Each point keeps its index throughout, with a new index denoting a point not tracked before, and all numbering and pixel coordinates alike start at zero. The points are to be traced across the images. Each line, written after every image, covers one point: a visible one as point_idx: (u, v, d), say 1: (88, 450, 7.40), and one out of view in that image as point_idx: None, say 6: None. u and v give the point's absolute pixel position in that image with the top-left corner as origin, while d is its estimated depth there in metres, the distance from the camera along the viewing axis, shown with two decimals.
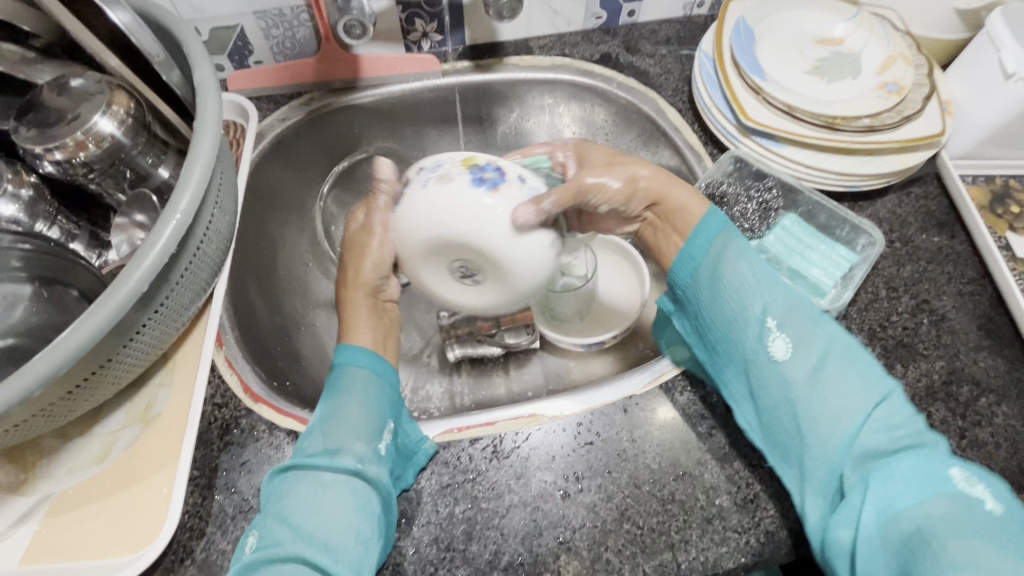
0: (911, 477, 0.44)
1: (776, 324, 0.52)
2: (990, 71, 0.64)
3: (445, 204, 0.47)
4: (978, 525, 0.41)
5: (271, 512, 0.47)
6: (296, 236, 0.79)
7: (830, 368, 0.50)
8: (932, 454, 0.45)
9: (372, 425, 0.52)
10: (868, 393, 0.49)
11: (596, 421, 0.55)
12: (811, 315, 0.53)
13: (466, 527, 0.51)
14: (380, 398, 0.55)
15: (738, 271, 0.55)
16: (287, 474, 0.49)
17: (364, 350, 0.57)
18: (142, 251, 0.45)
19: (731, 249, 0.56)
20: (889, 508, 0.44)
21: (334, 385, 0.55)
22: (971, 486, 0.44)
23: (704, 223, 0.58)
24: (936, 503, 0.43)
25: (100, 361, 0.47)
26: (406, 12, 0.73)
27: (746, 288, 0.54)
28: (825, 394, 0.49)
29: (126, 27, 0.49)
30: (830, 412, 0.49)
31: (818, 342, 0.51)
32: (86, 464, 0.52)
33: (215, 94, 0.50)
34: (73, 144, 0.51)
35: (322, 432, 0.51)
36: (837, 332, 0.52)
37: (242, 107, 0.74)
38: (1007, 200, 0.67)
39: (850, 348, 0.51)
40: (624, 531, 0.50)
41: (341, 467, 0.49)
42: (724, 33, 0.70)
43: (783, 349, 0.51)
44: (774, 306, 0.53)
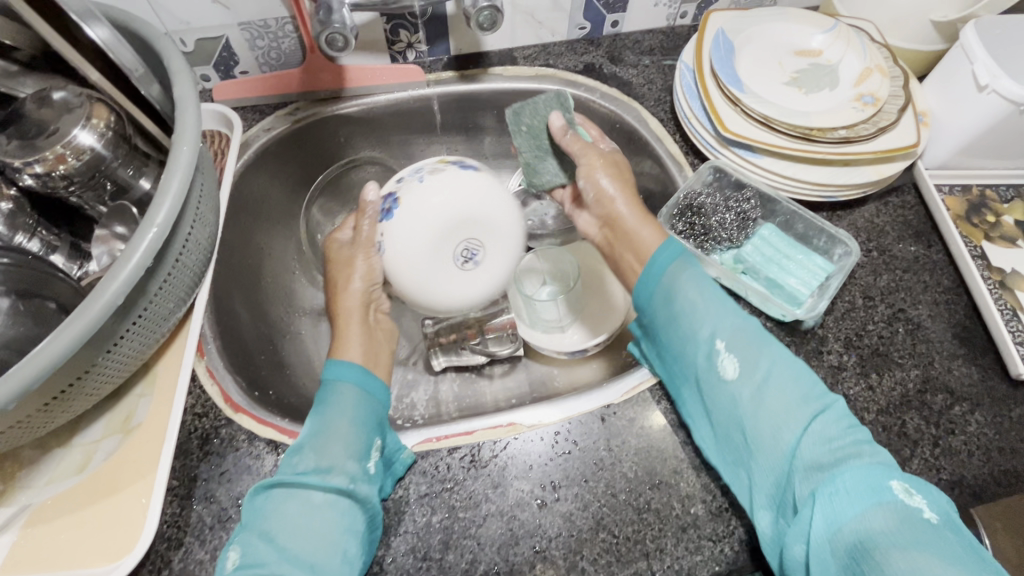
0: (852, 489, 0.42)
1: (725, 346, 0.51)
2: (963, 83, 0.65)
3: (446, 186, 0.58)
4: (916, 536, 0.39)
5: (255, 527, 0.46)
6: (282, 245, 0.80)
7: (774, 386, 0.48)
8: (870, 463, 0.43)
9: (363, 442, 0.51)
10: (808, 409, 0.47)
11: (574, 430, 0.56)
12: (757, 334, 0.51)
13: (444, 537, 0.51)
14: (370, 414, 0.54)
15: (686, 291, 0.54)
16: (274, 494, 0.48)
17: (355, 366, 0.56)
18: (119, 263, 0.45)
19: (685, 271, 0.55)
20: (837, 518, 0.41)
21: (322, 402, 0.54)
22: (910, 496, 0.41)
23: (658, 251, 0.57)
24: (878, 513, 0.40)
25: (79, 372, 0.48)
26: (391, 23, 0.74)
27: (699, 310, 0.53)
28: (767, 413, 0.48)
29: (104, 42, 0.50)
30: (768, 430, 0.47)
31: (764, 363, 0.49)
32: (66, 474, 0.53)
33: (194, 108, 0.51)
34: (52, 157, 0.52)
35: (310, 450, 0.50)
36: (781, 352, 0.50)
37: (225, 116, 0.75)
38: (983, 209, 0.68)
39: (793, 366, 0.50)
40: (600, 540, 0.51)
41: (333, 487, 0.48)
42: (704, 45, 0.71)
43: (731, 370, 0.50)
44: (723, 327, 0.51)
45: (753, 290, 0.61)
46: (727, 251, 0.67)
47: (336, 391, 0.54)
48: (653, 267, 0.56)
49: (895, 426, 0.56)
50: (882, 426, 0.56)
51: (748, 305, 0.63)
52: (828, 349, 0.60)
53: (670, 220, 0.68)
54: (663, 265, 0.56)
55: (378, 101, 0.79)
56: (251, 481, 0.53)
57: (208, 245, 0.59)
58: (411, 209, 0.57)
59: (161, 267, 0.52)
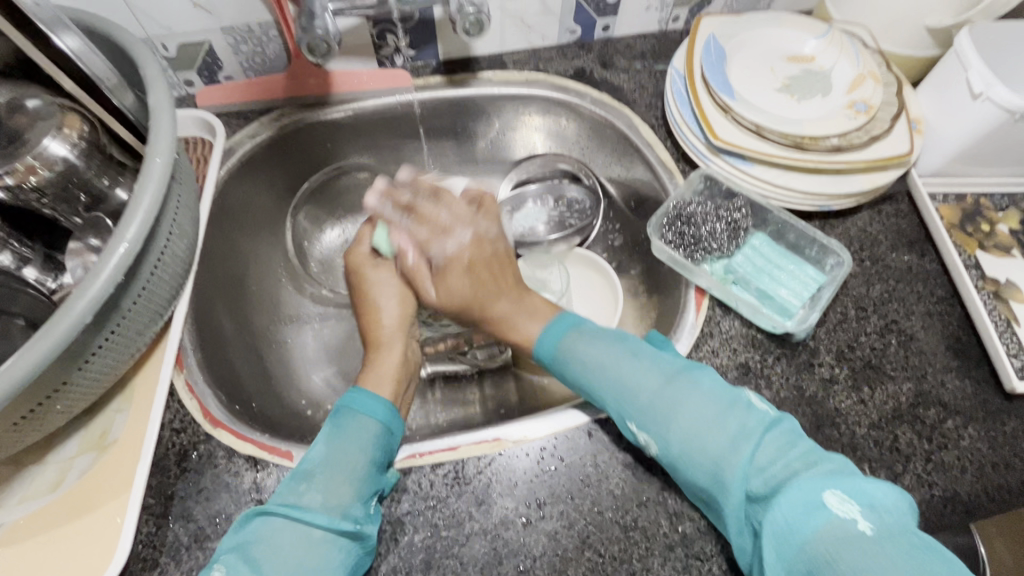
0: (789, 514, 0.40)
1: (636, 423, 0.50)
2: (958, 91, 0.64)
3: None
4: (861, 554, 0.36)
5: (242, 552, 0.45)
6: (267, 252, 0.78)
7: (694, 447, 0.46)
8: (803, 481, 0.41)
9: (373, 483, 0.50)
10: (740, 450, 0.44)
11: (560, 446, 0.55)
12: (671, 387, 0.49)
13: (426, 556, 0.50)
14: (383, 451, 0.52)
15: (586, 363, 0.54)
16: (270, 523, 0.46)
17: (381, 401, 0.55)
18: (87, 280, 0.44)
19: (580, 342, 0.56)
20: (787, 546, 0.39)
21: (340, 428, 0.52)
22: (843, 506, 0.39)
23: (541, 341, 0.58)
24: (820, 534, 0.38)
25: (52, 389, 0.47)
26: (377, 28, 0.72)
27: (604, 384, 0.52)
28: (698, 468, 0.46)
29: (74, 52, 0.50)
30: (704, 483, 0.45)
31: (679, 425, 0.47)
32: (39, 492, 0.52)
33: (169, 119, 0.49)
34: (23, 169, 0.51)
35: (318, 484, 0.49)
36: (696, 394, 0.48)
37: (207, 122, 0.74)
38: (978, 218, 0.67)
39: (708, 406, 0.47)
40: (585, 559, 0.50)
41: (337, 527, 0.46)
42: (695, 51, 0.70)
43: (649, 443, 0.49)
44: (631, 401, 0.50)
45: (745, 302, 0.60)
46: (717, 261, 0.66)
47: (347, 420, 0.53)
48: (545, 354, 0.58)
49: (887, 441, 0.55)
50: (874, 441, 0.55)
51: (739, 316, 0.62)
52: (819, 362, 0.59)
53: (660, 230, 0.67)
54: (553, 349, 0.57)
55: (365, 106, 0.77)
56: (229, 499, 0.51)
57: (185, 257, 0.58)
58: None
59: (135, 281, 0.51)
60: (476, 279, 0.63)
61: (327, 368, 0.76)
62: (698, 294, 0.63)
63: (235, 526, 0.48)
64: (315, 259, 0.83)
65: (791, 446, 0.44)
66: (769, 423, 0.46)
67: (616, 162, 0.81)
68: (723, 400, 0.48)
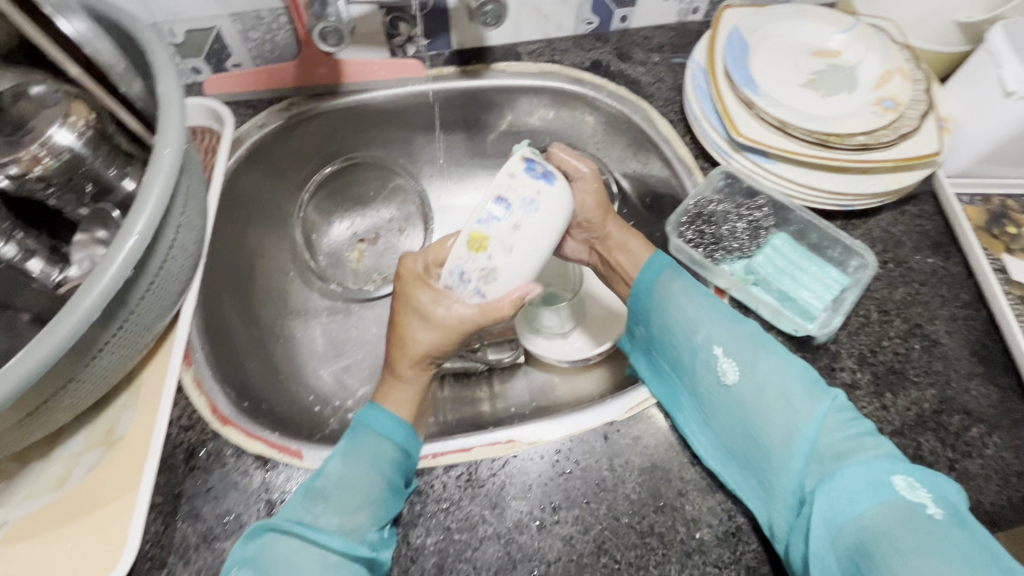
0: (853, 486, 0.42)
1: (723, 351, 0.51)
2: (988, 89, 0.63)
3: (538, 236, 0.51)
4: (920, 538, 0.38)
5: (259, 571, 0.44)
6: (275, 245, 0.77)
7: (774, 389, 0.48)
8: (871, 460, 0.43)
9: (390, 507, 0.48)
10: (816, 406, 0.47)
11: (575, 448, 0.53)
12: (758, 335, 0.51)
13: (438, 560, 0.49)
14: (401, 474, 0.50)
15: (682, 292, 0.55)
16: (285, 543, 0.45)
17: (391, 416, 0.53)
18: (94, 275, 0.42)
19: (677, 276, 0.57)
20: (839, 518, 0.42)
21: (354, 444, 0.51)
22: (912, 492, 0.41)
23: (642, 271, 0.59)
24: (879, 512, 0.40)
25: (60, 384, 0.46)
26: (390, 15, 0.70)
27: (696, 316, 0.54)
28: (772, 412, 0.48)
29: (80, 33, 0.51)
30: (777, 434, 0.47)
31: (764, 366, 0.49)
32: (44, 489, 0.51)
33: (178, 107, 0.48)
34: (28, 158, 0.50)
35: (335, 507, 0.47)
36: (781, 351, 0.50)
37: (215, 111, 0.72)
38: (1005, 220, 0.65)
39: (795, 364, 0.49)
40: (600, 565, 0.49)
41: (353, 553, 0.45)
42: (717, 44, 0.68)
43: (731, 374, 0.50)
44: (722, 333, 0.52)
45: (764, 303, 0.59)
46: (737, 261, 0.64)
47: (363, 436, 0.51)
48: (652, 269, 0.58)
49: (910, 448, 0.54)
50: (896, 448, 0.54)
51: (758, 317, 0.61)
52: (841, 366, 0.58)
53: (680, 227, 0.66)
54: (656, 270, 0.58)
55: (376, 96, 0.76)
56: (238, 498, 0.50)
57: (194, 250, 0.57)
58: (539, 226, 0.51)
59: (144, 274, 0.49)
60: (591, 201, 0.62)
61: (335, 363, 0.75)
62: (716, 293, 0.63)
63: (244, 537, 0.46)
64: (324, 252, 0.82)
65: (856, 423, 0.47)
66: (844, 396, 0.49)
67: (631, 157, 0.79)
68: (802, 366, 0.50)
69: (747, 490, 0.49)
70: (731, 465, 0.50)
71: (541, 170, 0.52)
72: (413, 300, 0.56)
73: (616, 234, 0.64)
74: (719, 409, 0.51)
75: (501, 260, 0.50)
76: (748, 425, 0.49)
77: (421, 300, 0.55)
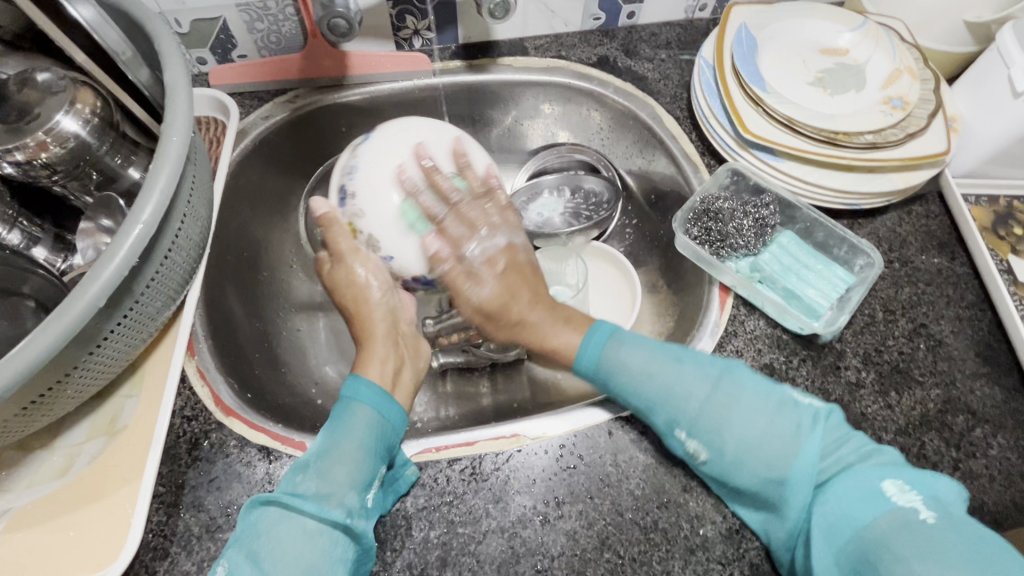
0: (846, 498, 0.43)
1: (687, 432, 0.49)
2: (998, 89, 0.62)
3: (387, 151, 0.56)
4: (919, 543, 0.39)
5: (245, 545, 0.43)
6: (279, 238, 0.77)
7: (750, 454, 0.46)
8: (859, 470, 0.44)
9: (371, 472, 0.47)
10: (797, 454, 0.46)
11: (579, 443, 0.53)
12: (721, 392, 0.49)
13: (441, 553, 0.49)
14: (381, 441, 0.49)
15: (631, 370, 0.51)
16: (269, 514, 0.44)
17: (373, 385, 0.52)
18: (101, 262, 0.42)
19: (621, 347, 0.53)
20: (839, 529, 0.42)
21: (337, 419, 0.50)
22: (903, 496, 0.42)
23: (584, 349, 0.54)
24: (879, 522, 0.41)
25: (65, 371, 0.46)
26: (397, 8, 0.70)
27: (654, 398, 0.50)
28: (754, 476, 0.46)
29: (88, 22, 0.49)
30: (765, 490, 0.46)
31: (731, 434, 0.47)
32: (47, 478, 0.51)
33: (186, 95, 0.47)
34: (34, 145, 0.49)
35: (314, 473, 0.46)
36: (751, 407, 0.48)
37: (222, 104, 0.72)
38: (1010, 221, 0.65)
39: (765, 418, 0.47)
40: (604, 560, 0.49)
41: (329, 518, 0.44)
42: (725, 40, 0.68)
43: (701, 452, 0.48)
44: (682, 413, 0.49)
45: (770, 301, 0.59)
46: (743, 258, 0.64)
47: (341, 410, 0.50)
48: (586, 363, 0.54)
49: (914, 448, 0.54)
50: (901, 447, 0.54)
51: (764, 316, 0.60)
52: (845, 365, 0.57)
53: (686, 224, 0.66)
54: (598, 352, 0.53)
55: (381, 89, 0.75)
56: (241, 489, 0.50)
57: (199, 240, 0.56)
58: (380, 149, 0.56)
59: (150, 263, 0.49)
60: (505, 284, 0.57)
61: (338, 357, 0.75)
62: (722, 291, 0.62)
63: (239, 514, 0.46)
64: None
65: (840, 441, 0.47)
66: (822, 413, 0.48)
67: (637, 153, 0.79)
68: (770, 405, 0.48)
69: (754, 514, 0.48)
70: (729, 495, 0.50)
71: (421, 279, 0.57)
72: (365, 285, 0.57)
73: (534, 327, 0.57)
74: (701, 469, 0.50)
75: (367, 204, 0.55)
76: (731, 484, 0.48)
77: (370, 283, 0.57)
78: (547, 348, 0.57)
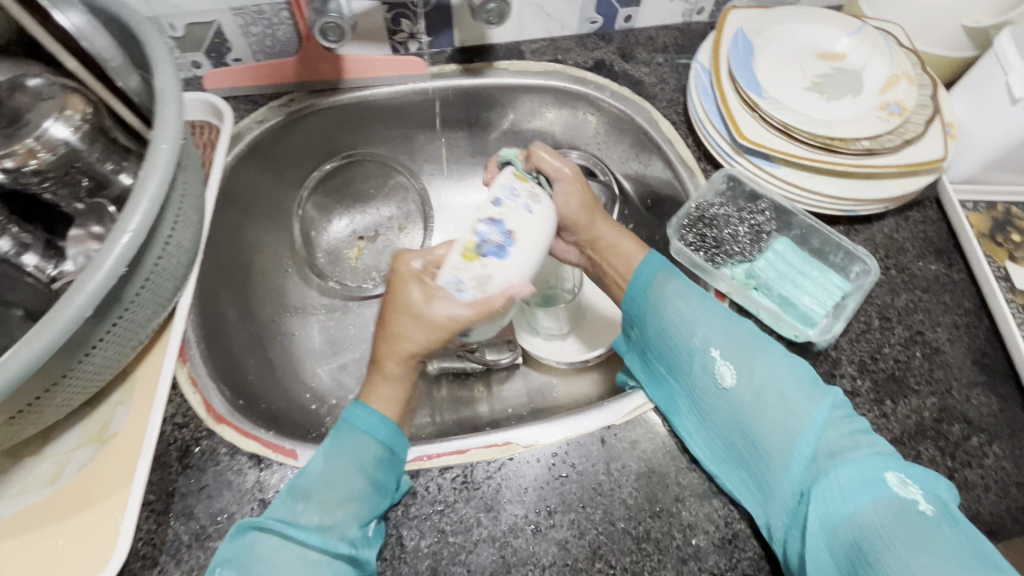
0: (847, 484, 0.42)
1: (720, 354, 0.51)
2: (997, 95, 0.61)
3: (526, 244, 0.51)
4: (910, 535, 0.39)
5: (241, 568, 0.43)
6: (273, 243, 0.77)
7: (773, 396, 0.48)
8: (866, 457, 0.43)
9: (374, 505, 0.48)
10: (816, 406, 0.47)
11: (572, 452, 0.53)
12: (754, 338, 0.51)
13: (432, 562, 0.49)
14: (388, 473, 0.49)
15: (673, 301, 0.55)
16: (266, 541, 0.44)
17: (387, 420, 0.52)
18: (88, 271, 0.42)
19: (671, 280, 0.57)
20: (834, 515, 0.42)
21: (339, 442, 0.50)
22: (904, 488, 0.41)
23: (641, 266, 0.59)
24: (874, 508, 0.41)
25: (52, 381, 0.45)
26: (392, 12, 0.70)
27: (691, 321, 0.53)
28: (772, 418, 0.47)
29: (75, 28, 0.49)
30: (777, 439, 0.47)
31: (762, 369, 0.49)
32: (38, 485, 0.51)
33: (175, 103, 0.47)
34: (23, 152, 0.49)
35: (316, 504, 0.47)
36: (782, 354, 0.50)
37: (215, 106, 0.71)
38: (1009, 227, 0.65)
39: (791, 367, 0.49)
40: (596, 570, 0.48)
41: (332, 550, 0.44)
42: (722, 44, 0.67)
43: (728, 377, 0.50)
44: (718, 338, 0.51)
45: (765, 308, 0.59)
46: (739, 265, 0.63)
47: (347, 434, 0.51)
48: (643, 273, 0.58)
49: (909, 457, 0.53)
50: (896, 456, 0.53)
51: (758, 322, 0.60)
52: (840, 373, 0.57)
53: (680, 231, 0.65)
54: (647, 277, 0.58)
55: (378, 92, 0.75)
56: (232, 497, 0.50)
57: (190, 246, 0.56)
58: (516, 260, 0.50)
59: (139, 272, 0.49)
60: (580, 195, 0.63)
61: (331, 361, 0.75)
62: (717, 297, 0.62)
63: (230, 535, 0.46)
64: (322, 250, 0.82)
65: (849, 421, 0.47)
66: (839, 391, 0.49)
67: (633, 157, 0.78)
68: (798, 367, 0.50)
69: (745, 491, 0.49)
70: (726, 466, 0.50)
71: (497, 237, 0.50)
72: (405, 299, 0.53)
73: (607, 238, 0.63)
74: (719, 408, 0.50)
75: (495, 268, 0.49)
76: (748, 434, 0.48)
77: (413, 299, 0.53)
78: (610, 252, 0.63)
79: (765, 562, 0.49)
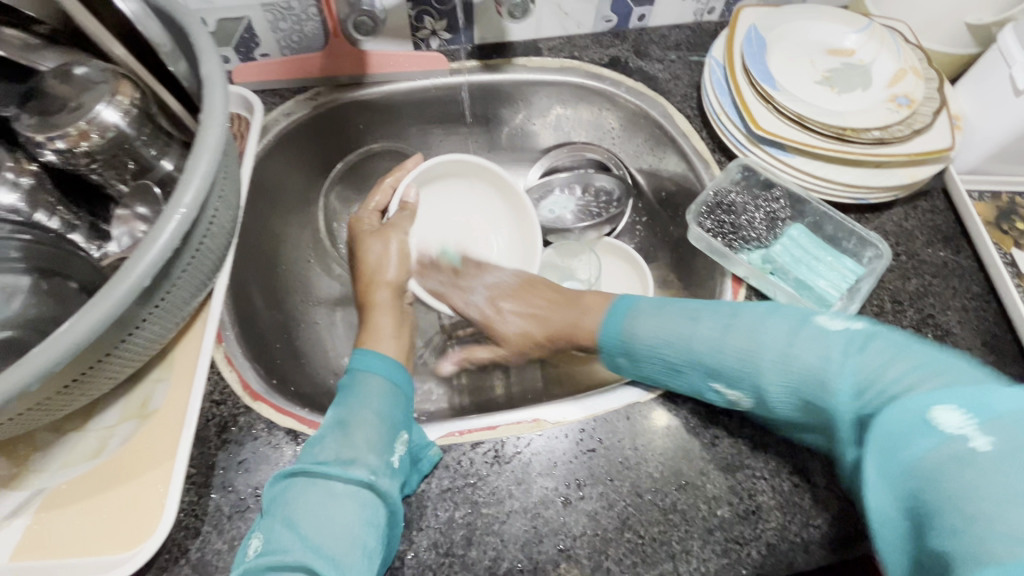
0: (902, 430, 0.40)
1: (720, 376, 0.52)
2: (1002, 87, 0.64)
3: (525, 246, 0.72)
4: (975, 476, 0.36)
5: (276, 513, 0.45)
6: (297, 233, 0.78)
7: (794, 376, 0.49)
8: (911, 400, 0.40)
9: (390, 436, 0.50)
10: (842, 370, 0.47)
11: (598, 428, 0.55)
12: (744, 325, 0.53)
13: (466, 532, 0.50)
14: (399, 413, 0.52)
15: (654, 334, 0.57)
16: (296, 482, 0.46)
17: (384, 359, 0.56)
18: (144, 246, 0.44)
19: (639, 313, 0.60)
20: (896, 467, 0.39)
21: (348, 391, 0.53)
22: (957, 423, 0.38)
23: (605, 330, 0.61)
24: (935, 453, 0.38)
25: (98, 357, 0.46)
26: (417, 9, 0.72)
27: (677, 349, 0.55)
28: (808, 404, 0.49)
29: (132, 14, 0.52)
30: (820, 416, 0.48)
31: (769, 355, 0.50)
32: (81, 459, 0.52)
33: (222, 89, 0.49)
34: (75, 133, 0.51)
35: (336, 441, 0.48)
36: (781, 324, 0.51)
37: (247, 99, 0.73)
38: (1013, 216, 0.67)
39: (803, 338, 0.50)
40: (625, 540, 0.50)
41: (353, 477, 0.46)
42: (735, 40, 0.70)
43: (734, 394, 0.52)
44: (709, 355, 0.53)
45: (782, 290, 0.60)
46: (755, 251, 0.66)
47: (359, 385, 0.53)
48: (610, 338, 0.60)
49: None
50: None
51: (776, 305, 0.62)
52: None
53: (699, 218, 0.67)
54: (616, 331, 0.60)
55: (401, 87, 0.77)
56: (270, 471, 0.51)
57: (229, 230, 0.58)
58: None
59: (186, 251, 0.50)
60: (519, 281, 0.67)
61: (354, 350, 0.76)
62: (734, 283, 0.64)
63: (269, 489, 0.48)
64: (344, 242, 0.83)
65: (886, 366, 0.45)
66: (868, 335, 0.48)
67: (648, 151, 0.81)
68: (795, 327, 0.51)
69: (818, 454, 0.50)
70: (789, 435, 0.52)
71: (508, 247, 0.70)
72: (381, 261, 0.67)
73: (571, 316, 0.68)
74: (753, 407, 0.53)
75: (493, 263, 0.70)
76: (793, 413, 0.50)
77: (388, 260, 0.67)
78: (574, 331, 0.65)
79: (788, 532, 0.50)
